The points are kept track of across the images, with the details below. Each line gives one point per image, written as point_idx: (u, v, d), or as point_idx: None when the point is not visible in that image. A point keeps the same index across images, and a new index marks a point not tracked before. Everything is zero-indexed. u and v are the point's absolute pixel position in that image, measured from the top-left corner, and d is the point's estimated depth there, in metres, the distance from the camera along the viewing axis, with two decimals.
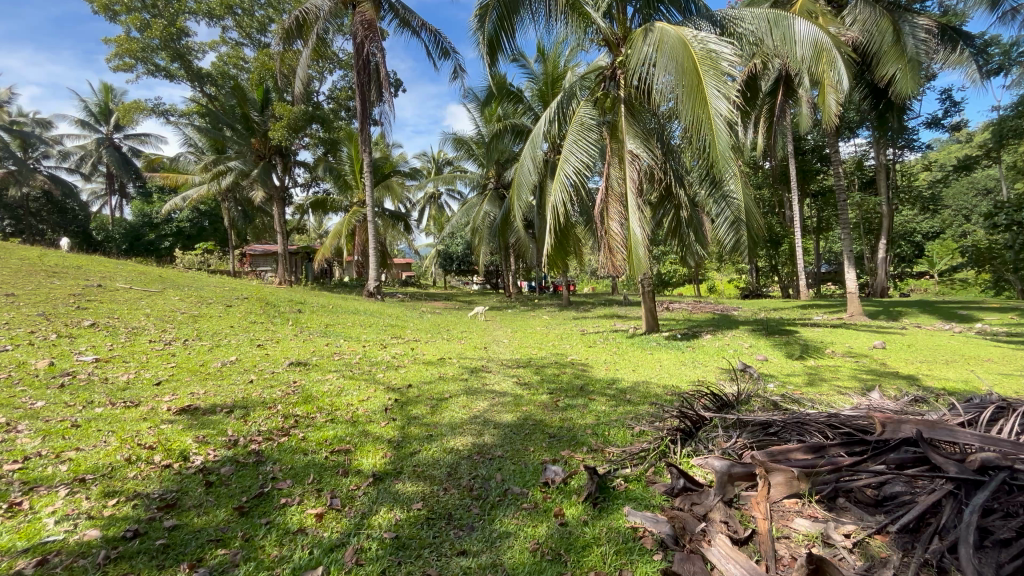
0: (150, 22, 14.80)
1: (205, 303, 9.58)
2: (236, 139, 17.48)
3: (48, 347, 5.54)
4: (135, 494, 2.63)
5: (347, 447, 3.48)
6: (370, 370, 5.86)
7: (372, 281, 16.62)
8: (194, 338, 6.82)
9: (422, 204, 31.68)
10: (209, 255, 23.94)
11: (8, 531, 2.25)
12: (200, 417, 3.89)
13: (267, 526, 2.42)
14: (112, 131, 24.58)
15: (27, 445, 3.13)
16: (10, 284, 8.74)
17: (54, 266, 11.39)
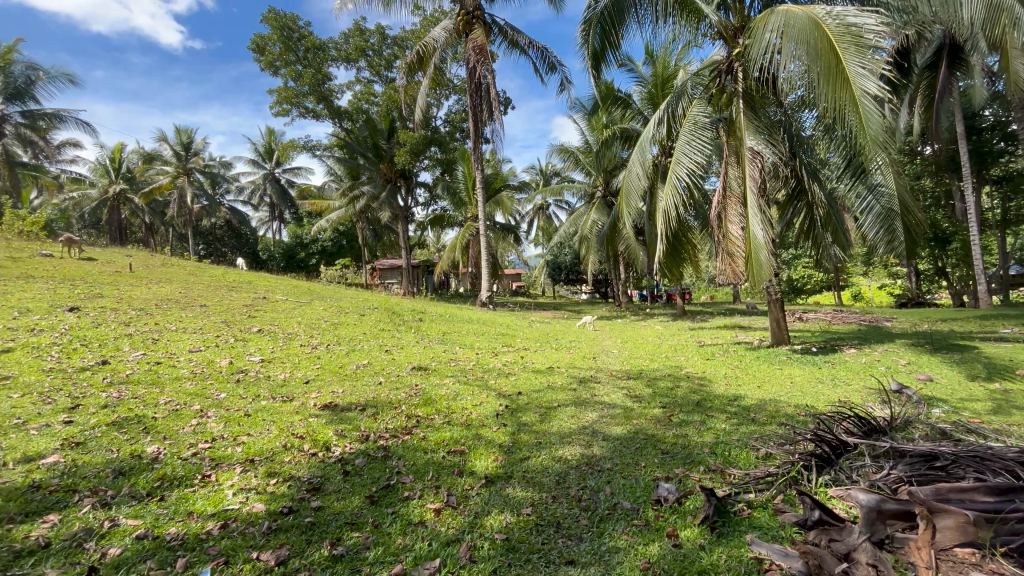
0: (302, 73, 17.36)
1: (344, 312, 10.85)
2: (368, 165, 19.61)
3: (228, 348, 6.73)
4: (289, 476, 3.09)
5: (462, 448, 3.70)
6: (482, 377, 6.13)
7: (484, 291, 17.32)
8: (335, 343, 7.77)
9: (531, 216, 32.39)
10: (346, 270, 27.04)
11: (202, 498, 2.78)
12: (339, 413, 4.43)
13: (393, 516, 2.66)
14: (273, 166, 29.06)
15: (215, 429, 3.85)
16: (203, 296, 10.79)
17: (232, 282, 13.82)
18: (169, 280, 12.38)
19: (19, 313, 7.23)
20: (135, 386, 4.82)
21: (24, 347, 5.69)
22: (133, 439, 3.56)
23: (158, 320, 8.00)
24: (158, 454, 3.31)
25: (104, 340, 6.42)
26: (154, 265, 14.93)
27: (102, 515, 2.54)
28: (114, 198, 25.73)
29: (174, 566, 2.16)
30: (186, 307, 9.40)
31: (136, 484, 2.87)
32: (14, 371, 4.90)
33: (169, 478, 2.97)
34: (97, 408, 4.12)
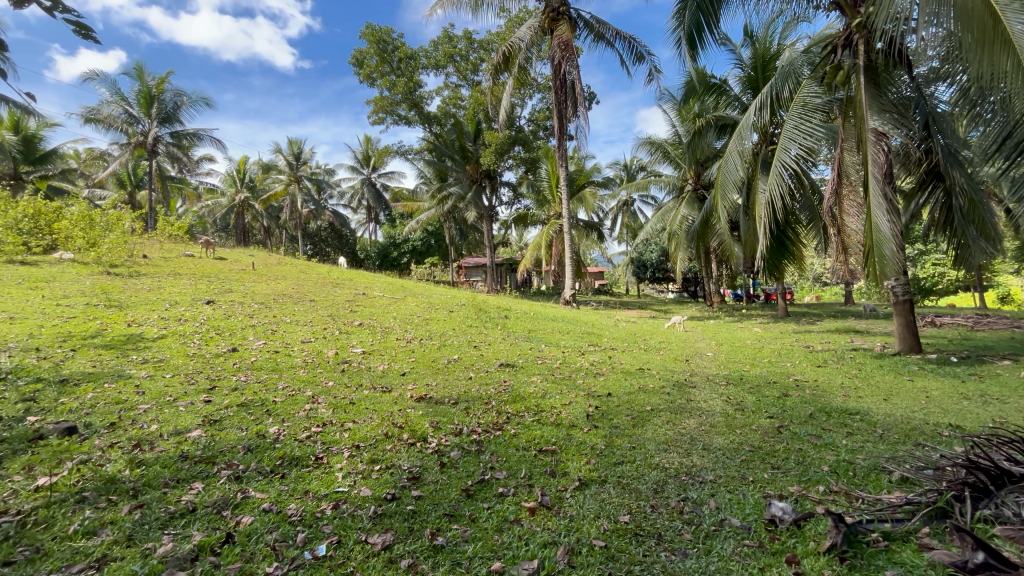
0: (396, 82, 18.39)
1: (434, 308, 11.35)
2: (456, 167, 20.32)
3: (334, 340, 7.32)
4: (392, 463, 3.25)
5: (554, 448, 3.65)
6: (570, 376, 6.05)
7: (568, 289, 17.13)
8: (428, 338, 8.12)
9: (616, 212, 31.55)
10: (434, 268, 28.29)
11: (317, 478, 3.02)
12: (434, 405, 4.61)
13: (488, 511, 2.68)
14: (370, 172, 31.15)
15: (325, 414, 4.18)
16: (313, 292, 11.87)
17: (336, 279, 15.05)
18: (284, 277, 13.77)
19: (170, 305, 8.45)
20: (259, 371, 5.40)
21: (174, 334, 6.64)
22: (258, 420, 3.96)
23: (276, 313, 8.90)
24: (279, 434, 3.65)
25: (233, 329, 7.27)
26: (272, 264, 16.70)
27: (236, 487, 2.84)
28: (240, 205, 29.19)
29: (295, 540, 2.36)
30: (298, 301, 10.40)
31: (262, 461, 3.19)
32: (167, 354, 5.73)
33: (289, 457, 3.26)
34: (229, 390, 4.66)
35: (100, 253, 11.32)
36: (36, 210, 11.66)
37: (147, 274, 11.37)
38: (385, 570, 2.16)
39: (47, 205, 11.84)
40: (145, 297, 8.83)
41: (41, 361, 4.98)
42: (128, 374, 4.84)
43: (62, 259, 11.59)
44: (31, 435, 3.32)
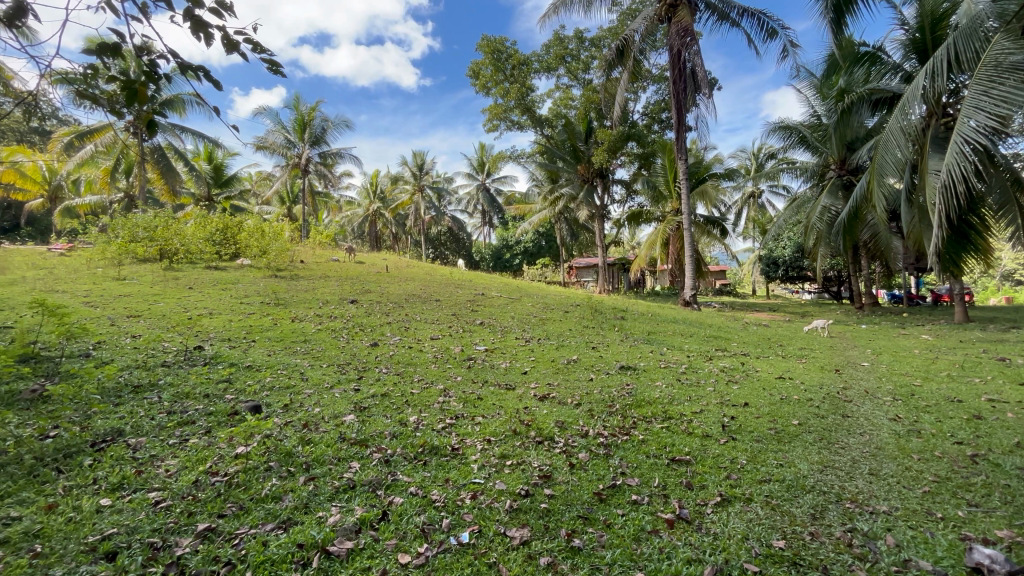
0: (509, 89, 18.93)
1: (550, 308, 11.48)
2: (567, 168, 20.30)
3: (459, 338, 7.76)
4: (521, 460, 3.33)
5: (688, 458, 3.44)
6: (699, 382, 5.64)
7: (687, 290, 16.07)
8: (545, 337, 8.23)
9: (740, 205, 28.95)
10: (546, 269, 28.63)
11: (455, 467, 3.22)
12: (558, 404, 4.63)
13: (623, 518, 2.61)
14: (485, 177, 32.48)
15: (456, 408, 4.42)
16: (438, 292, 12.73)
17: (457, 280, 15.99)
18: (412, 279, 14.98)
19: (323, 303, 9.68)
20: (397, 364, 5.93)
21: (328, 329, 7.60)
22: (399, 409, 4.33)
23: (407, 311, 9.74)
24: (419, 424, 3.96)
25: (373, 326, 8.12)
26: (401, 267, 18.29)
27: (386, 470, 3.14)
28: (373, 214, 32.45)
29: (441, 525, 2.52)
30: (425, 300, 11.23)
31: (406, 447, 3.47)
32: (323, 347, 6.57)
33: (429, 446, 3.51)
34: (374, 380, 5.20)
35: (270, 258, 13.40)
36: (223, 225, 14.15)
37: (304, 276, 13.18)
38: (525, 566, 2.22)
39: (231, 220, 14.28)
40: (304, 297, 10.23)
41: (232, 350, 6.02)
42: (295, 363, 5.65)
43: (243, 265, 13.93)
44: (229, 410, 4.02)
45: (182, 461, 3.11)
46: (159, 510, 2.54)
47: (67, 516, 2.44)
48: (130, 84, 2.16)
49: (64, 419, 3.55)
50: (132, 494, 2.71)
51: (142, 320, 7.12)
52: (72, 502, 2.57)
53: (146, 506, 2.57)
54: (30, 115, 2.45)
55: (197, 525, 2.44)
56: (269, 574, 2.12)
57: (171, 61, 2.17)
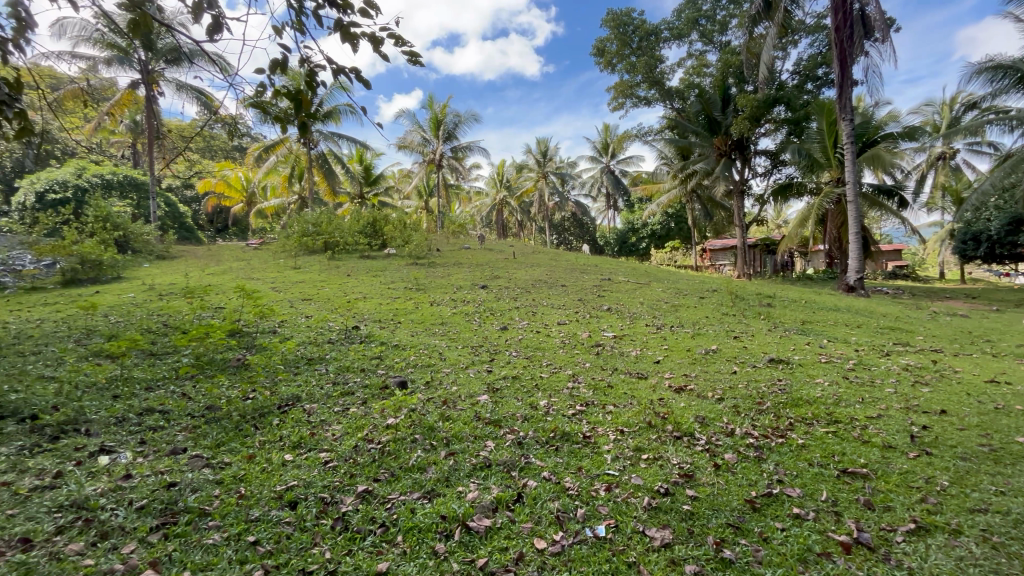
0: (636, 63, 17.90)
1: (683, 294, 10.71)
2: (701, 142, 18.65)
3: (586, 323, 7.63)
4: (659, 455, 3.13)
5: (865, 471, 2.90)
6: (874, 382, 4.75)
7: (851, 274, 13.73)
8: (679, 325, 7.68)
9: (925, 170, 23.84)
10: (676, 252, 26.90)
11: (588, 456, 3.14)
12: (697, 399, 4.26)
13: (783, 533, 2.31)
14: (609, 159, 31.45)
15: (586, 394, 4.34)
16: (564, 277, 12.69)
17: (583, 265, 15.78)
18: (537, 265, 15.14)
19: (457, 288, 10.31)
20: (526, 348, 6.03)
21: (461, 313, 8.04)
22: (529, 392, 4.39)
23: (534, 296, 9.87)
24: (549, 408, 3.96)
25: (503, 310, 8.38)
26: (527, 253, 18.69)
27: (520, 451, 3.19)
28: (500, 202, 33.60)
29: (575, 514, 2.49)
30: (551, 286, 11.26)
31: (538, 431, 3.50)
32: (458, 329, 6.98)
33: (561, 431, 3.48)
34: (505, 362, 5.36)
35: (411, 247, 14.72)
36: (372, 218, 15.82)
37: (440, 263, 14.17)
38: (669, 571, 2.09)
39: (378, 214, 15.92)
40: (441, 282, 11.00)
41: (382, 330, 6.70)
42: (434, 344, 6.08)
43: (388, 253, 15.46)
44: (380, 384, 4.46)
45: (345, 427, 3.52)
46: (328, 469, 2.90)
47: (262, 465, 2.91)
48: (298, 96, 2.41)
49: (259, 384, 4.29)
50: (308, 452, 3.14)
51: (313, 303, 8.32)
52: (266, 454, 3.08)
53: (318, 464, 2.96)
54: (232, 134, 2.90)
55: (357, 487, 2.72)
56: (419, 541, 2.28)
57: (328, 68, 2.35)
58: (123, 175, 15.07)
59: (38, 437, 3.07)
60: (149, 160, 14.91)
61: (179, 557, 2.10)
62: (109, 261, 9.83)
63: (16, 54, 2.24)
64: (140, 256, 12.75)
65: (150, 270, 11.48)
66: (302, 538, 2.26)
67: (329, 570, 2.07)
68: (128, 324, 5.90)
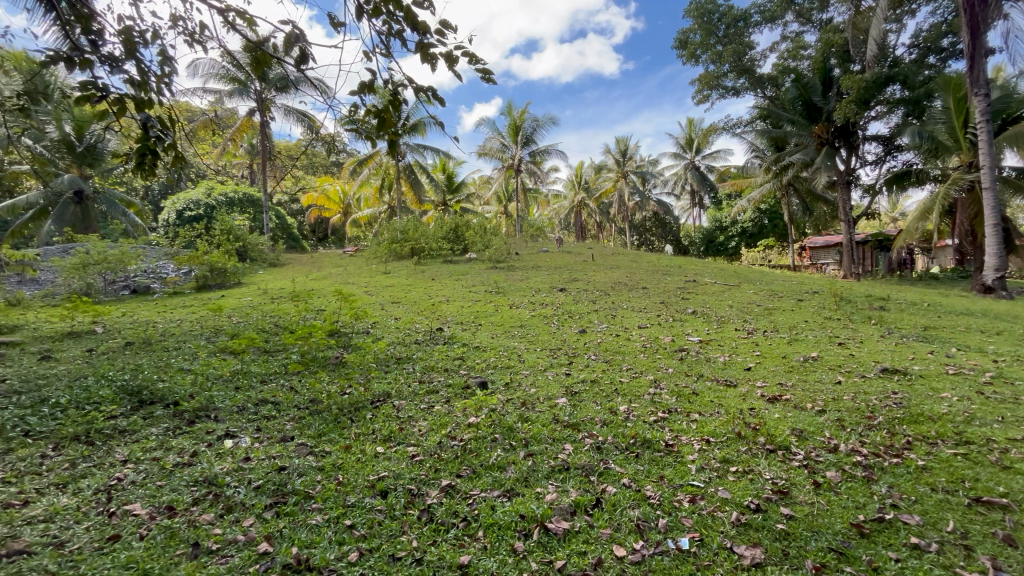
0: (722, 52, 16.89)
1: (777, 296, 9.91)
2: (798, 130, 17.14)
3: (669, 327, 7.34)
4: (750, 469, 2.95)
5: (1004, 502, 2.51)
6: (1019, 399, 4.07)
7: (989, 273, 11.86)
8: (773, 329, 7.12)
9: None
10: (771, 251, 24.93)
11: (671, 464, 3.04)
12: (794, 410, 3.93)
13: (898, 565, 2.08)
14: (694, 154, 29.94)
15: (669, 401, 4.18)
16: (645, 280, 12.30)
17: (666, 266, 15.21)
18: (617, 267, 14.81)
19: (535, 291, 10.43)
20: (605, 351, 5.94)
21: (540, 316, 8.12)
22: (609, 397, 4.33)
23: (614, 299, 9.69)
24: (629, 414, 3.87)
25: (581, 313, 8.32)
26: (606, 254, 18.40)
27: (599, 456, 3.16)
28: (578, 204, 33.38)
29: (657, 524, 2.42)
30: (632, 289, 10.96)
31: (618, 436, 3.44)
32: (536, 331, 7.06)
33: (641, 438, 3.39)
34: (583, 366, 5.32)
35: (491, 251, 15.10)
36: (455, 225, 16.47)
37: (519, 267, 14.38)
38: None
39: (460, 220, 16.54)
40: (520, 285, 11.18)
41: (463, 332, 6.95)
42: (513, 346, 6.19)
43: (469, 258, 15.99)
44: (462, 384, 4.65)
45: (430, 424, 3.70)
46: (415, 462, 3.08)
47: (357, 455, 3.17)
48: (386, 114, 2.60)
49: (354, 380, 4.67)
50: (397, 446, 3.36)
51: (401, 305, 8.87)
52: (360, 445, 3.34)
53: (406, 457, 3.15)
54: (331, 151, 3.19)
55: (441, 481, 2.86)
56: (500, 537, 2.35)
57: (411, 86, 2.51)
58: (243, 193, 17.03)
59: (180, 420, 3.61)
60: (263, 178, 16.79)
61: (288, 533, 2.35)
62: (232, 268, 11.23)
63: (168, 93, 2.64)
64: (256, 264, 14.37)
65: (264, 276, 12.90)
66: (392, 525, 2.42)
67: (415, 558, 2.21)
68: (247, 324, 6.71)
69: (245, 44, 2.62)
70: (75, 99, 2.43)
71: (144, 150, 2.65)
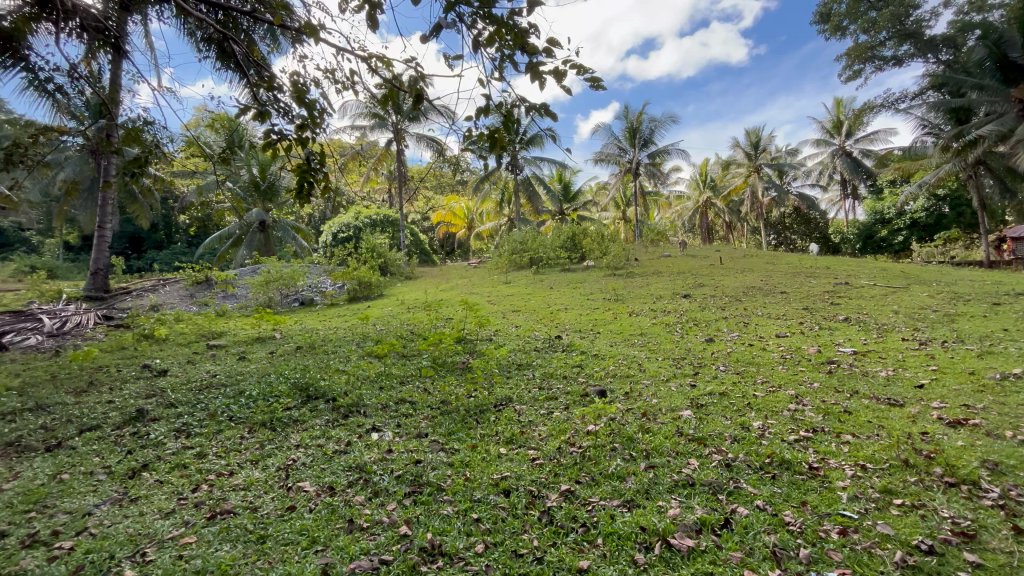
0: (877, 19, 14.58)
1: (961, 300, 8.21)
2: (987, 96, 14.00)
3: (814, 336, 6.51)
4: (920, 504, 2.52)
5: None
6: None
7: None
8: (956, 340, 5.90)
9: None
10: (954, 245, 20.67)
11: (816, 490, 2.72)
12: (985, 438, 3.23)
13: None
14: (843, 139, 26.20)
15: (813, 419, 3.74)
16: (784, 283, 11.08)
17: (810, 268, 13.54)
18: (751, 270, 13.52)
19: (657, 298, 10.03)
20: (736, 362, 5.50)
21: (662, 324, 7.79)
22: (740, 411, 4.00)
23: (747, 305, 8.88)
24: (764, 431, 3.55)
25: (709, 321, 7.78)
26: (737, 257, 16.96)
27: (728, 474, 2.94)
28: (703, 204, 31.28)
29: (797, 554, 2.20)
30: (769, 294, 9.95)
31: (750, 454, 3.17)
32: (659, 340, 6.78)
33: (779, 458, 3.08)
34: (711, 377, 4.99)
35: (610, 258, 14.88)
36: (572, 233, 16.55)
37: (639, 273, 13.97)
38: None
39: (577, 229, 16.57)
40: (640, 292, 10.84)
41: (582, 340, 6.97)
42: (634, 355, 6.04)
43: (587, 265, 15.93)
44: (582, 392, 4.67)
45: (550, 429, 3.80)
46: (535, 465, 3.20)
47: (483, 454, 3.39)
48: (501, 135, 2.72)
49: (480, 384, 4.99)
50: (519, 448, 3.51)
51: (521, 314, 9.20)
52: (485, 445, 3.56)
53: (527, 459, 3.28)
54: (456, 171, 3.46)
55: (559, 485, 2.93)
56: (619, 547, 2.33)
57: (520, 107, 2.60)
58: (383, 215, 19.12)
59: (338, 413, 4.21)
60: (399, 201, 18.73)
61: (424, 519, 2.61)
62: (376, 282, 12.71)
63: (322, 132, 3.11)
64: (395, 277, 16.01)
65: (402, 288, 14.33)
66: (515, 523, 2.55)
67: (536, 556, 2.30)
68: (389, 331, 7.55)
69: (383, 85, 2.99)
70: (262, 146, 3.00)
71: (304, 180, 3.13)
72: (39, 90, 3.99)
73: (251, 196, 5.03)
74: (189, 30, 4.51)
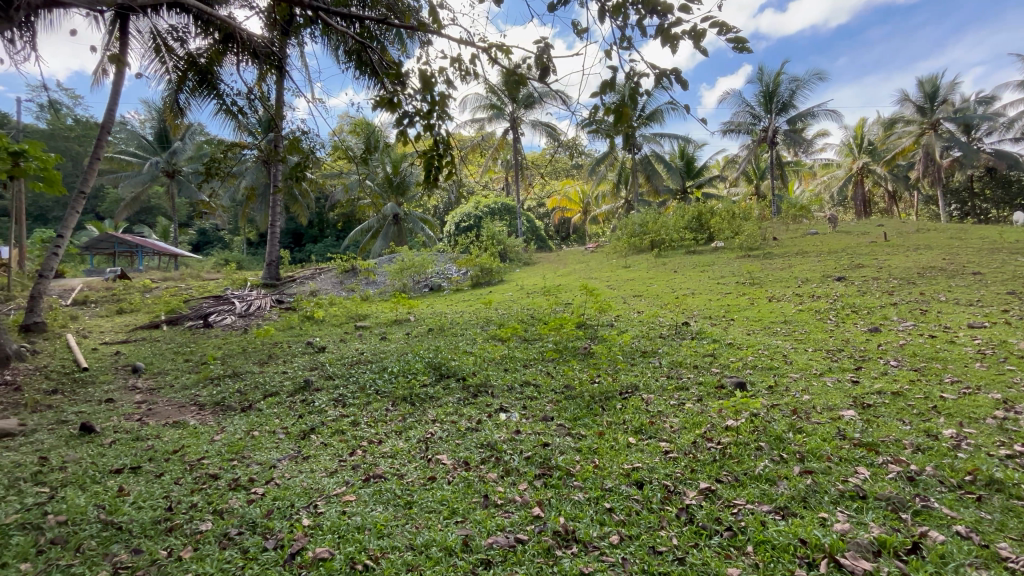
0: None
1: None
2: None
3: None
4: None
5: None
6: None
7: None
8: None
9: None
10: None
11: None
12: None
13: None
14: None
15: None
16: (977, 263, 9.00)
17: (1016, 243, 10.81)
18: (928, 248, 11.22)
19: (802, 282, 8.84)
20: (913, 357, 4.60)
21: (811, 311, 6.83)
22: (924, 416, 3.34)
23: (925, 289, 7.38)
24: (961, 441, 2.92)
25: (872, 307, 6.65)
26: (908, 232, 14.25)
27: (913, 490, 2.47)
28: (860, 172, 26.83)
29: None
30: (955, 275, 8.16)
31: (942, 469, 2.62)
32: (807, 329, 5.96)
33: (986, 477, 2.50)
34: (879, 373, 4.25)
35: (742, 238, 13.53)
36: (698, 212, 15.33)
37: (778, 254, 12.46)
38: None
39: (704, 208, 15.29)
40: (781, 275, 9.67)
41: (713, 327, 6.43)
42: (776, 345, 5.41)
43: (716, 247, 14.67)
44: (716, 383, 4.31)
45: (682, 421, 3.56)
46: (669, 459, 3.02)
47: (611, 442, 3.30)
48: (626, 107, 2.53)
49: (604, 370, 4.88)
50: (649, 439, 3.35)
51: (644, 299, 8.78)
52: (613, 433, 3.46)
53: (659, 452, 3.11)
54: (574, 154, 3.32)
55: (698, 482, 2.73)
56: (774, 558, 2.09)
57: (648, 75, 2.39)
58: (500, 203, 19.69)
59: (468, 392, 4.43)
60: (516, 188, 19.06)
61: (556, 503, 2.62)
62: (496, 268, 13.18)
63: (448, 122, 3.21)
64: (513, 263, 16.43)
65: (520, 274, 14.67)
66: (650, 517, 2.43)
67: (677, 556, 2.16)
68: (510, 316, 7.77)
69: (506, 72, 2.98)
70: (395, 137, 3.17)
71: (429, 167, 3.25)
72: (226, 113, 4.76)
73: (386, 191, 5.46)
74: (335, 43, 5.00)
